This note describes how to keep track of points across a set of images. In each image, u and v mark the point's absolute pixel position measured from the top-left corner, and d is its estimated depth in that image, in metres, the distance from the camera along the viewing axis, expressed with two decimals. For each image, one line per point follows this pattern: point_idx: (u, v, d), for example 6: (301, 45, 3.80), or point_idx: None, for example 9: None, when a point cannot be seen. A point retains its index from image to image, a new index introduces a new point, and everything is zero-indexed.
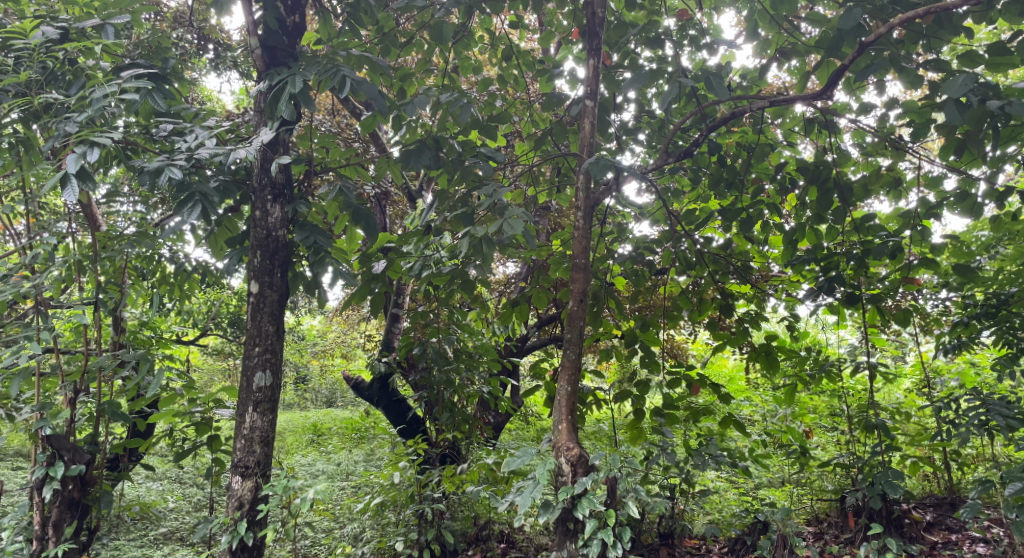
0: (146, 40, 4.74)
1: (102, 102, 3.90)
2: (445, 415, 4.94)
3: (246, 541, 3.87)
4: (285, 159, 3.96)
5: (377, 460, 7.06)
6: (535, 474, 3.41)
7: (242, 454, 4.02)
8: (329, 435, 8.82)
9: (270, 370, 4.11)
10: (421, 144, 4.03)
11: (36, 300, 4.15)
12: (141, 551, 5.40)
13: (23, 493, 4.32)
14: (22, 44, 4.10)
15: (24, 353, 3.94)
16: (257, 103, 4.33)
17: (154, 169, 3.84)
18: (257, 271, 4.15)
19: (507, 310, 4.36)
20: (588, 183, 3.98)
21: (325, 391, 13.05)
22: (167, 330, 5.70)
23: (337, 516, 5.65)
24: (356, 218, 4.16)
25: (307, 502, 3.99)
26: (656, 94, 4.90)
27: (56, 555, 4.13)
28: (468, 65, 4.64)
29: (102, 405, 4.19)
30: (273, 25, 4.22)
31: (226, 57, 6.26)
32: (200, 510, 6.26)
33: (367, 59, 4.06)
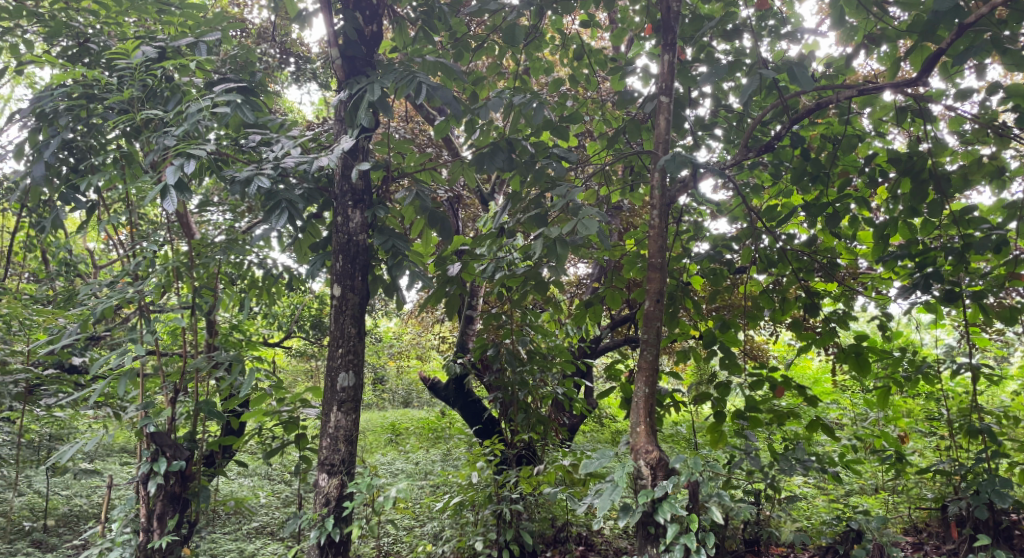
0: (236, 56, 5.00)
1: (197, 115, 4.11)
2: (520, 416, 4.95)
3: (333, 536, 4.00)
4: (365, 166, 4.07)
5: (455, 460, 7.15)
6: (614, 477, 3.37)
7: (328, 452, 4.16)
8: (407, 434, 9.02)
9: (352, 370, 4.24)
10: (494, 146, 4.05)
11: (139, 304, 4.40)
12: (235, 543, 5.66)
13: (130, 486, 4.61)
14: (125, 64, 4.38)
15: (129, 354, 4.19)
16: (337, 112, 4.46)
17: (244, 179, 4.05)
18: (340, 275, 4.28)
19: (580, 310, 4.35)
20: (663, 181, 3.91)
21: (402, 391, 13.33)
22: (253, 333, 5.96)
23: (417, 514, 5.75)
24: (432, 221, 4.24)
25: (390, 500, 4.08)
26: (733, 87, 4.76)
27: (160, 546, 4.38)
28: (540, 66, 4.65)
29: (199, 403, 4.42)
30: (353, 35, 4.35)
31: (306, 69, 6.50)
32: (289, 506, 6.52)
33: (442, 64, 4.16)
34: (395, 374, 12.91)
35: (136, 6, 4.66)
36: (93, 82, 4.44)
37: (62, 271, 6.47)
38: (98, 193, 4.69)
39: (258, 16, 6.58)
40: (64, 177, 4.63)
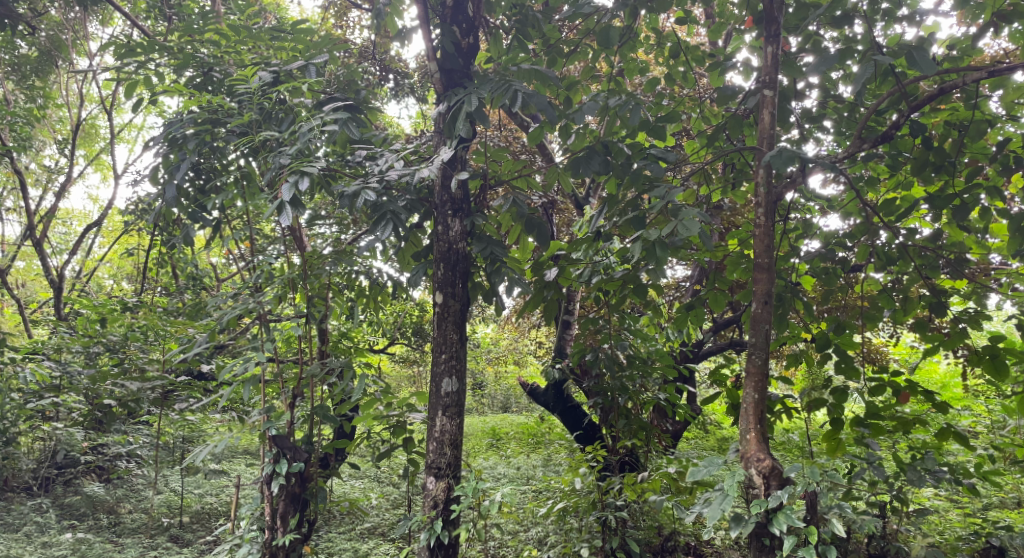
0: (341, 76, 5.25)
1: (309, 134, 4.33)
2: (622, 422, 4.88)
3: (442, 538, 4.08)
4: (464, 175, 4.14)
5: (558, 466, 7.15)
6: (724, 486, 3.24)
7: (435, 456, 4.25)
8: (507, 439, 9.09)
9: (456, 376, 4.32)
10: (590, 149, 4.07)
11: (260, 314, 4.68)
12: (350, 543, 5.89)
13: (255, 486, 4.88)
14: (245, 89, 4.69)
15: (252, 361, 4.45)
16: (436, 124, 4.55)
17: (352, 193, 4.22)
18: (441, 282, 4.38)
19: (682, 314, 4.26)
20: (769, 178, 3.75)
21: (500, 396, 13.46)
22: (357, 340, 6.21)
23: (522, 519, 5.77)
24: (529, 228, 4.29)
25: (496, 504, 4.11)
26: (843, 77, 4.50)
27: (284, 544, 4.61)
28: (634, 66, 4.58)
29: (314, 407, 4.63)
30: (450, 48, 4.42)
31: (404, 85, 6.72)
32: (398, 507, 6.72)
33: (537, 72, 4.16)
34: (493, 379, 13.05)
35: (253, 35, 5.08)
36: (216, 108, 4.76)
37: (190, 284, 6.98)
38: (221, 210, 5.03)
39: (359, 36, 6.86)
40: (192, 197, 5.00)
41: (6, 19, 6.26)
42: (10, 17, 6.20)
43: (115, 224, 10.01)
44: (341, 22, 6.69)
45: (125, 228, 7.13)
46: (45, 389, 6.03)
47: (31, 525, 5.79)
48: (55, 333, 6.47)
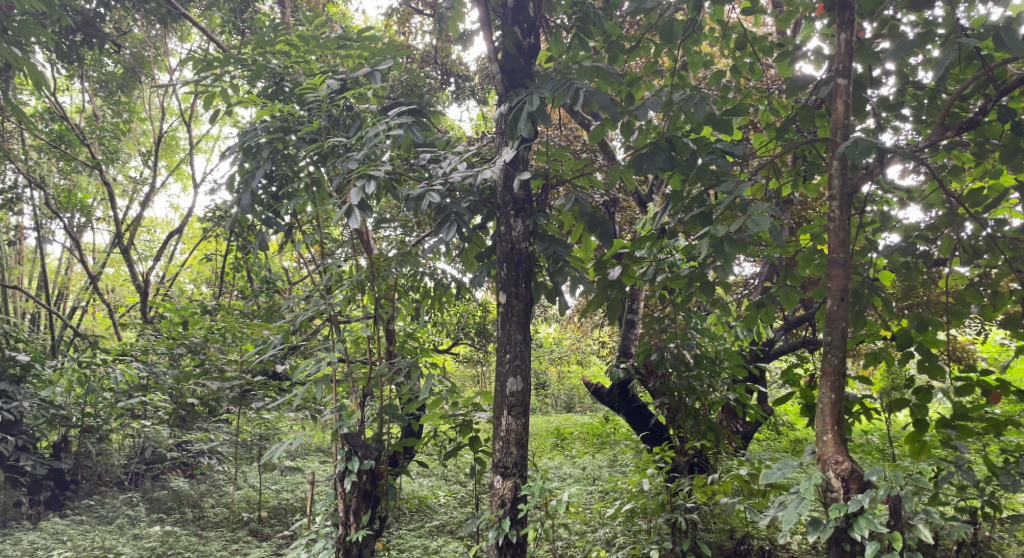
0: (405, 81, 5.35)
1: (375, 139, 4.42)
2: (689, 422, 4.77)
3: (510, 537, 4.08)
4: (527, 175, 4.13)
5: (625, 467, 7.07)
6: (800, 489, 3.12)
7: (501, 455, 4.26)
8: (572, 439, 9.05)
9: (520, 375, 4.32)
10: (655, 146, 3.96)
11: (330, 316, 4.81)
12: (420, 540, 5.98)
13: (329, 483, 5.00)
14: (314, 97, 4.82)
15: (324, 361, 4.57)
16: (498, 125, 4.55)
17: (417, 196, 4.28)
18: (505, 282, 4.39)
19: (751, 312, 4.15)
20: (844, 169, 3.59)
21: (564, 397, 13.41)
22: (422, 341, 6.30)
23: (589, 520, 5.72)
24: (591, 227, 4.35)
25: (563, 504, 4.08)
26: (923, 62, 4.27)
27: (357, 539, 4.70)
28: (699, 60, 4.48)
29: (382, 406, 4.72)
30: (512, 49, 4.41)
31: (465, 87, 6.78)
32: (466, 506, 6.77)
33: (599, 69, 4.11)
34: (556, 379, 13.01)
35: (321, 45, 5.24)
36: (287, 116, 4.92)
37: (264, 287, 7.23)
38: (293, 216, 5.19)
39: (421, 41, 6.96)
40: (266, 204, 5.18)
41: (94, 39, 6.62)
42: (97, 37, 6.56)
43: (195, 232, 10.48)
44: (403, 28, 6.80)
45: (203, 235, 7.45)
46: (133, 389, 6.43)
47: (122, 517, 6.12)
48: (142, 336, 6.82)
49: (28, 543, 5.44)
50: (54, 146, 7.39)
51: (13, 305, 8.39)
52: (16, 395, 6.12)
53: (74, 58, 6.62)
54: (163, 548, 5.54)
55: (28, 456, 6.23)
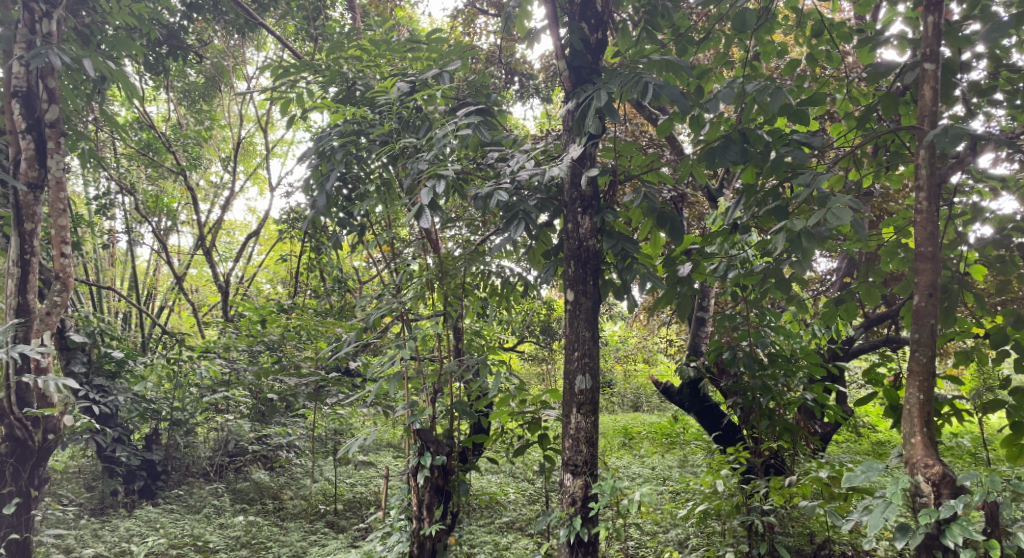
0: (472, 81, 5.40)
1: (444, 140, 4.47)
2: (763, 423, 4.58)
3: (582, 536, 4.06)
4: (595, 172, 4.10)
5: (697, 467, 6.93)
6: (886, 493, 2.98)
7: (571, 453, 4.23)
8: (640, 439, 8.96)
9: (589, 373, 4.28)
10: (726, 139, 3.88)
11: (402, 314, 4.89)
12: (491, 536, 6.01)
13: (402, 477, 5.09)
14: (385, 100, 4.91)
15: (396, 358, 4.66)
16: (565, 122, 4.51)
17: (485, 195, 4.30)
18: (573, 280, 4.36)
19: (831, 309, 3.99)
20: (932, 158, 3.40)
21: (631, 395, 13.24)
22: (487, 339, 6.33)
23: (661, 520, 5.63)
24: (660, 222, 4.26)
25: (635, 504, 4.01)
26: (1017, 43, 4.00)
27: (430, 533, 4.76)
28: (772, 49, 4.34)
29: (453, 403, 4.77)
30: (579, 45, 4.36)
31: (530, 85, 6.79)
32: (536, 503, 6.78)
33: (669, 62, 4.04)
34: (623, 377, 12.86)
35: (391, 48, 5.34)
36: (359, 119, 5.00)
37: (336, 287, 7.43)
38: (365, 217, 5.31)
39: (486, 41, 7.00)
40: (339, 205, 5.30)
41: (178, 51, 6.94)
42: (181, 48, 6.87)
43: (270, 234, 10.86)
44: (468, 29, 6.85)
45: (279, 236, 7.71)
46: (217, 384, 6.73)
47: (209, 507, 6.42)
48: (225, 334, 7.11)
49: (124, 530, 5.75)
50: (143, 153, 7.79)
51: (107, 305, 8.87)
52: (112, 389, 6.49)
53: (161, 69, 6.95)
54: (247, 537, 5.78)
55: (124, 447, 6.58)
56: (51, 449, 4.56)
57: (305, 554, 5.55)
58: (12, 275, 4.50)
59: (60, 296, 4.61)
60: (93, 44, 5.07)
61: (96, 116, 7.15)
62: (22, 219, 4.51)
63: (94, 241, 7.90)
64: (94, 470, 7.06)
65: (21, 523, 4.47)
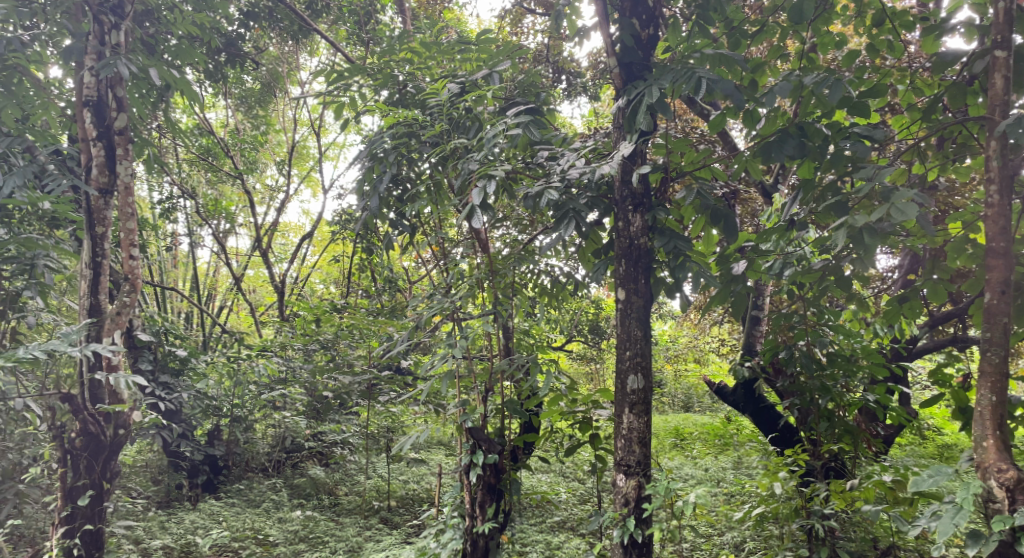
0: (522, 81, 5.41)
1: (494, 139, 4.49)
2: (822, 424, 4.50)
3: (636, 537, 4.03)
4: (646, 169, 4.06)
5: (752, 469, 6.79)
6: (956, 498, 2.88)
7: (624, 453, 4.20)
8: (692, 439, 8.86)
9: (641, 373, 4.24)
10: (783, 133, 3.80)
11: (453, 314, 4.93)
12: (542, 535, 6.00)
13: (455, 475, 5.12)
14: (436, 102, 4.96)
15: (448, 357, 4.69)
16: (616, 119, 4.48)
17: (536, 194, 4.31)
18: (624, 278, 4.33)
19: (894, 307, 3.88)
20: (1004, 149, 3.26)
21: (681, 395, 13.05)
22: (536, 338, 6.32)
23: (716, 523, 5.54)
24: (715, 219, 4.20)
25: (690, 506, 3.96)
26: None
27: (483, 531, 4.78)
28: (830, 40, 4.22)
29: (504, 402, 4.78)
30: (630, 41, 4.33)
31: (577, 84, 6.76)
32: (587, 503, 6.75)
33: (723, 56, 3.98)
34: (673, 377, 12.70)
35: (441, 50, 5.41)
36: (412, 121, 5.04)
37: (387, 287, 7.55)
38: (415, 217, 5.37)
39: (533, 41, 7.00)
40: (391, 205, 5.36)
41: (236, 58, 7.15)
42: (239, 56, 7.08)
43: (322, 235, 11.08)
44: (515, 28, 6.87)
45: (331, 237, 7.86)
46: (275, 382, 6.90)
47: (268, 501, 6.59)
48: (281, 333, 7.29)
49: (189, 522, 5.95)
50: (204, 158, 8.04)
51: (170, 305, 9.19)
52: (176, 386, 6.71)
53: (220, 76, 7.16)
54: (305, 532, 5.91)
55: (188, 442, 6.81)
56: (122, 443, 4.70)
57: (360, 549, 5.65)
58: (85, 276, 4.69)
59: (129, 296, 4.76)
60: (157, 53, 5.26)
61: (160, 123, 7.42)
62: (94, 223, 4.69)
63: (158, 244, 8.20)
64: (159, 464, 7.31)
65: (95, 514, 4.63)
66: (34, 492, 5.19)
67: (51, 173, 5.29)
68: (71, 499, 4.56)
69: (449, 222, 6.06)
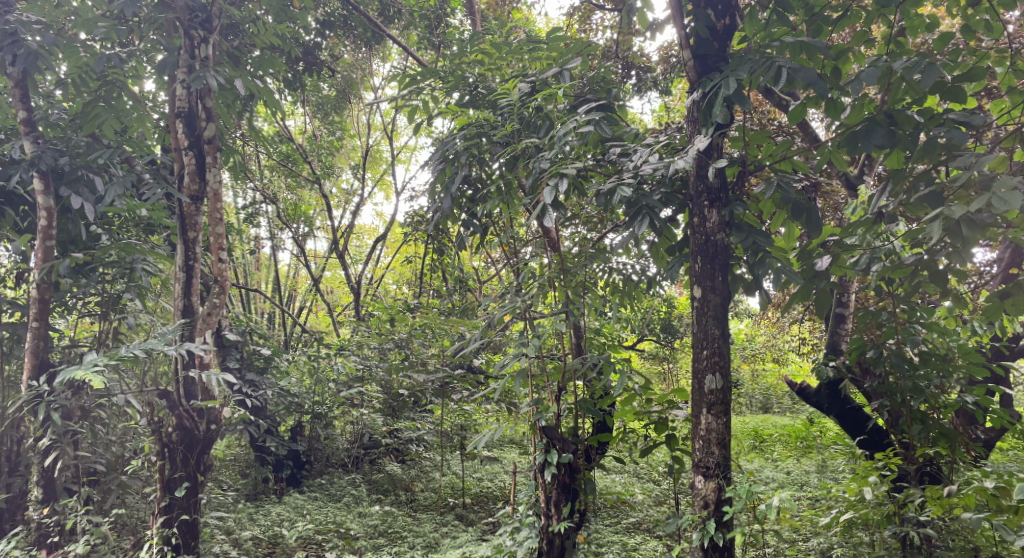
0: (592, 77, 5.36)
1: (565, 138, 4.47)
2: (915, 428, 4.29)
3: (716, 540, 3.95)
4: (723, 163, 3.96)
5: (838, 473, 6.54)
6: None
7: (702, 455, 4.11)
8: (772, 441, 8.59)
9: (719, 373, 4.14)
10: (871, 121, 3.66)
11: (525, 313, 4.93)
12: (618, 536, 5.94)
13: (530, 473, 5.13)
14: (507, 102, 4.98)
15: (522, 355, 4.70)
16: (689, 113, 4.37)
17: (608, 191, 4.26)
18: (700, 276, 4.23)
19: (995, 303, 3.68)
20: None
21: (760, 396, 12.64)
22: (609, 337, 6.25)
23: (800, 528, 5.35)
24: (796, 214, 4.09)
25: (773, 510, 3.84)
26: None
27: (559, 531, 4.77)
28: (920, 23, 4.02)
29: (578, 402, 4.75)
30: (705, 33, 4.23)
31: (647, 79, 6.61)
32: (663, 505, 6.65)
33: (805, 44, 3.85)
34: (751, 377, 12.34)
35: (512, 50, 5.42)
36: (483, 122, 5.06)
37: (458, 287, 7.64)
38: (487, 218, 5.40)
39: (602, 37, 6.93)
40: (463, 206, 5.41)
41: (314, 67, 7.38)
42: (316, 64, 7.31)
43: (395, 237, 11.28)
44: (584, 26, 6.82)
45: (404, 239, 8.00)
46: (353, 380, 7.07)
47: (349, 496, 6.78)
48: (357, 332, 7.47)
49: (276, 515, 6.18)
50: (284, 164, 8.33)
51: (254, 306, 9.55)
52: (261, 383, 6.97)
53: (299, 84, 7.40)
54: (384, 526, 6.05)
55: (273, 438, 7.08)
56: (214, 437, 4.92)
57: (437, 544, 5.74)
58: (179, 279, 4.93)
59: (219, 298, 5.00)
60: (241, 65, 5.48)
61: (244, 132, 7.74)
62: (186, 228, 4.91)
63: (242, 247, 8.54)
64: (247, 459, 7.63)
65: (190, 505, 4.86)
66: (136, 483, 5.49)
67: (147, 183, 5.59)
68: (169, 491, 4.79)
69: (520, 221, 6.07)
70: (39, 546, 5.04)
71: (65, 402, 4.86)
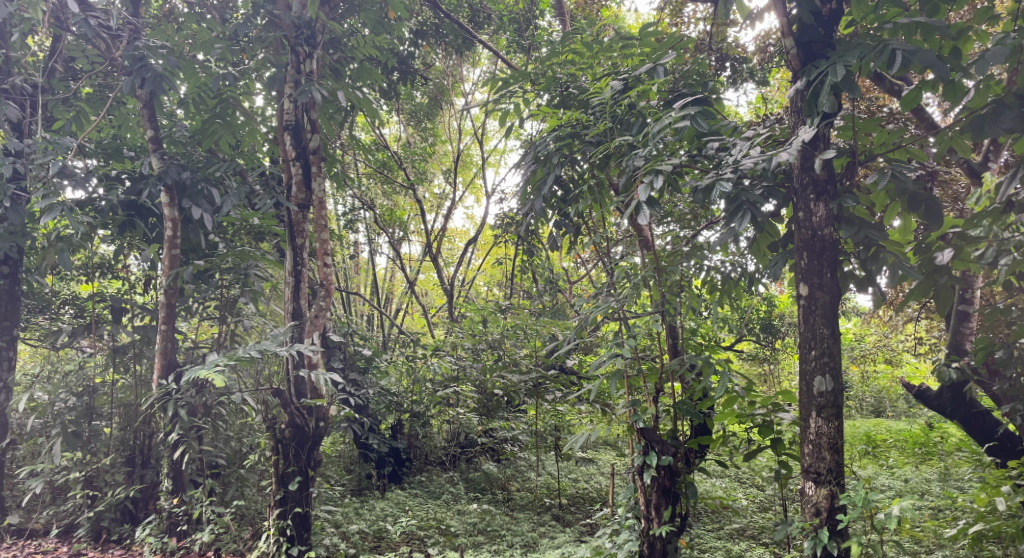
0: (687, 71, 5.23)
1: (660, 133, 4.37)
2: None
3: (829, 549, 3.78)
4: (830, 154, 3.78)
5: (963, 482, 6.13)
6: None
7: (812, 460, 3.95)
8: (886, 447, 8.10)
9: (829, 374, 3.95)
10: (999, 103, 3.50)
11: (621, 314, 4.86)
12: (722, 541, 5.77)
13: (628, 475, 5.04)
14: (599, 100, 4.93)
15: (618, 357, 4.64)
16: (791, 103, 4.18)
17: (706, 186, 4.13)
18: (806, 273, 4.05)
19: None
20: None
21: (871, 398, 11.94)
22: (707, 337, 6.08)
23: (921, 540, 5.03)
24: (913, 205, 3.95)
25: (892, 520, 3.63)
26: None
27: (660, 534, 4.67)
28: None
29: (676, 404, 4.62)
30: (809, 19, 4.04)
31: (743, 70, 6.37)
32: (768, 511, 6.40)
33: (921, 25, 3.64)
34: (859, 379, 11.68)
35: (603, 49, 5.35)
36: (575, 122, 5.04)
37: (549, 287, 7.65)
38: (580, 218, 5.35)
39: (695, 30, 6.76)
40: (554, 206, 5.38)
41: (408, 75, 7.55)
42: (411, 73, 7.48)
43: (486, 239, 11.40)
44: (675, 20, 6.67)
45: (496, 240, 8.07)
46: (448, 380, 7.18)
47: (448, 494, 6.91)
48: (451, 333, 7.58)
49: (380, 510, 6.37)
50: (381, 170, 8.57)
51: (354, 309, 9.88)
52: (363, 383, 7.20)
53: (394, 93, 7.60)
54: (483, 524, 6.13)
55: (375, 436, 7.29)
56: (323, 434, 5.12)
57: (536, 544, 5.76)
58: (288, 283, 5.14)
59: (325, 301, 5.19)
60: (342, 78, 5.71)
61: (343, 141, 8.02)
62: (295, 235, 5.14)
63: (342, 252, 8.85)
64: (351, 456, 7.88)
65: (303, 498, 5.07)
66: (252, 477, 5.78)
67: (258, 193, 5.88)
68: (284, 484, 5.02)
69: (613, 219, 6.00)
70: (170, 534, 5.41)
71: (189, 400, 5.19)
